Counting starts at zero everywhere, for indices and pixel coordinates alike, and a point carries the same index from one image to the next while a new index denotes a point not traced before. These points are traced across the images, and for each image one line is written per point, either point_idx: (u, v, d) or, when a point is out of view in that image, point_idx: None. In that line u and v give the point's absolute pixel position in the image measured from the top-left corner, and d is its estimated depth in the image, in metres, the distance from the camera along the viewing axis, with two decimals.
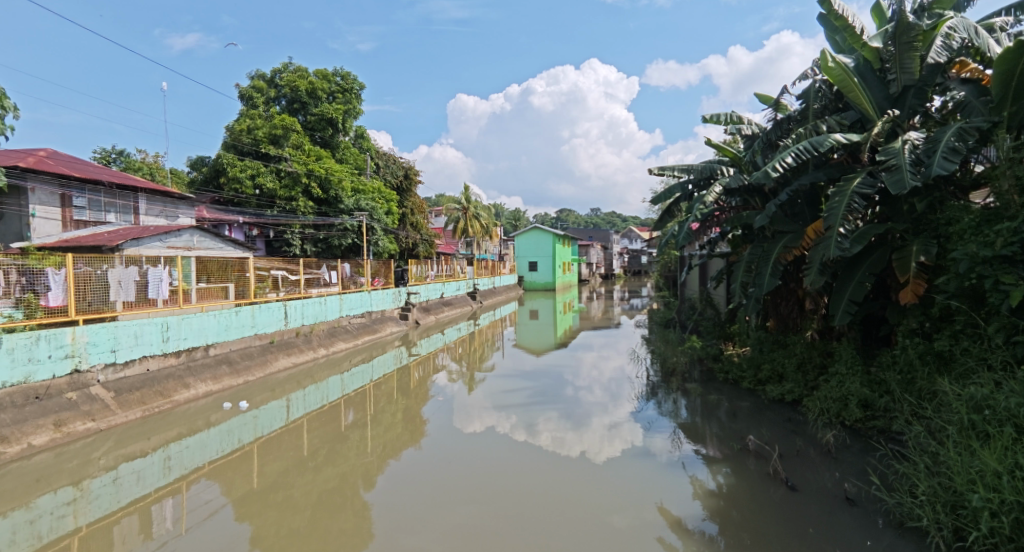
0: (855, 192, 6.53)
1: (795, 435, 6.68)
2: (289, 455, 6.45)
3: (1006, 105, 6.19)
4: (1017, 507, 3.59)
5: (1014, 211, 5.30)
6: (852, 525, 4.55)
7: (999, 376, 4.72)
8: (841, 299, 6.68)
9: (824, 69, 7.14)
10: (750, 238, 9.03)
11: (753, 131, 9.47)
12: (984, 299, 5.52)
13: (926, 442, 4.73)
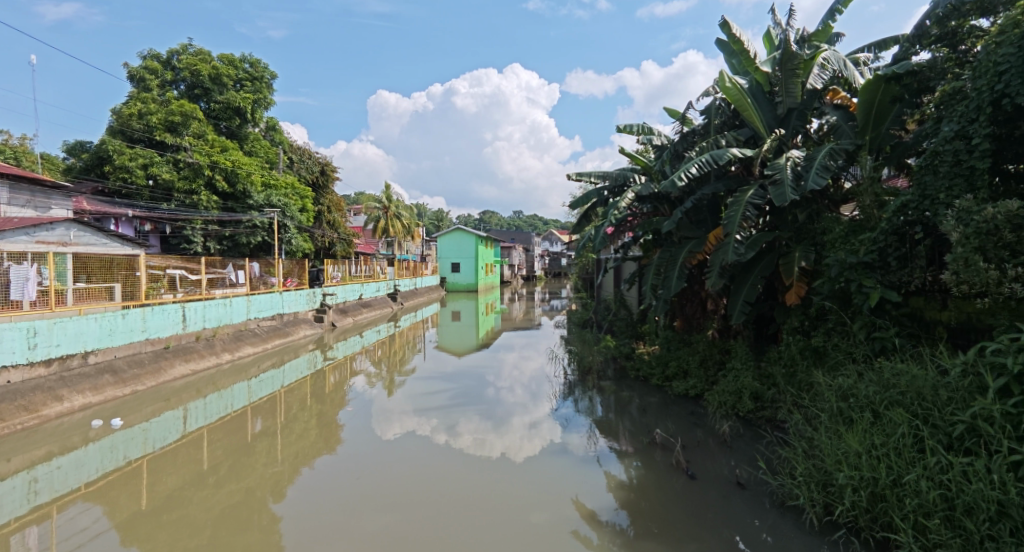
0: (749, 202, 7.15)
1: (696, 426, 7.21)
2: (183, 471, 6.05)
3: (868, 130, 7.28)
4: (872, 482, 4.17)
5: (874, 223, 6.18)
6: (743, 507, 5.00)
7: (862, 369, 5.39)
8: (738, 300, 7.32)
9: (722, 88, 7.82)
10: (660, 242, 9.63)
11: (663, 142, 10.11)
12: (850, 300, 6.27)
13: (804, 429, 5.30)
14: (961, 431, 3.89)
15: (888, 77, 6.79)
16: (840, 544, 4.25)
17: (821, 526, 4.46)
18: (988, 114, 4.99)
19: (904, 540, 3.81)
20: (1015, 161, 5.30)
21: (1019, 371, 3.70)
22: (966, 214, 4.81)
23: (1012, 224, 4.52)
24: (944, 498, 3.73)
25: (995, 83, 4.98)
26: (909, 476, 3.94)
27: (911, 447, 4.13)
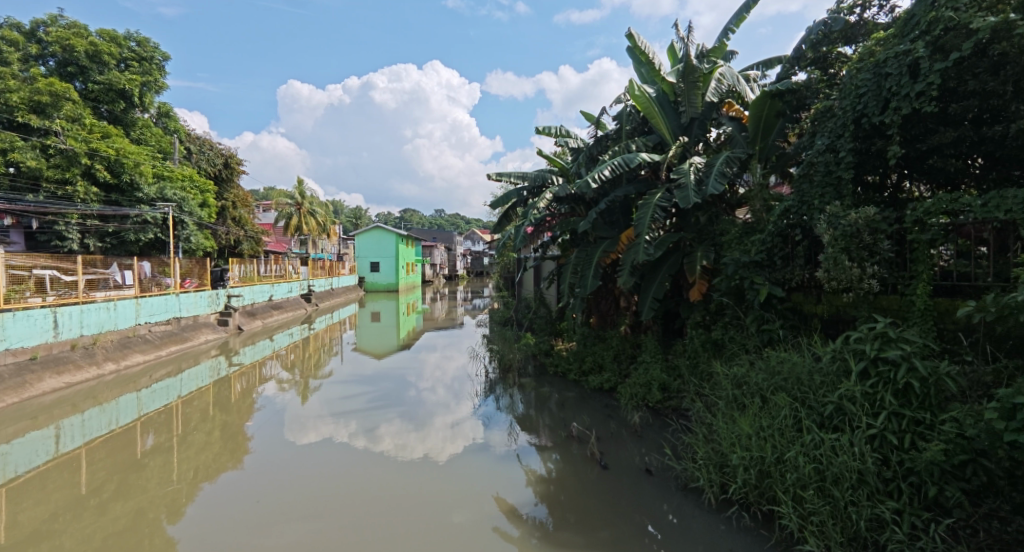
0: (657, 205, 7.61)
1: (610, 418, 7.60)
2: (54, 499, 5.52)
3: (758, 140, 7.80)
4: (760, 461, 4.60)
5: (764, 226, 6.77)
6: (651, 493, 5.34)
7: (753, 358, 5.94)
8: (647, 297, 7.79)
9: (632, 96, 8.28)
10: (577, 242, 10.01)
11: (578, 145, 10.51)
12: (744, 297, 6.87)
13: (704, 415, 5.74)
14: (830, 410, 4.39)
15: (773, 93, 7.35)
16: (734, 519, 4.64)
17: (718, 503, 4.86)
18: (852, 131, 5.68)
19: (786, 512, 4.23)
20: (874, 172, 6.00)
21: (876, 357, 4.25)
22: (834, 219, 5.43)
23: (872, 228, 5.18)
24: (818, 472, 4.18)
25: (858, 103, 5.66)
26: (789, 453, 4.37)
27: (791, 427, 4.61)
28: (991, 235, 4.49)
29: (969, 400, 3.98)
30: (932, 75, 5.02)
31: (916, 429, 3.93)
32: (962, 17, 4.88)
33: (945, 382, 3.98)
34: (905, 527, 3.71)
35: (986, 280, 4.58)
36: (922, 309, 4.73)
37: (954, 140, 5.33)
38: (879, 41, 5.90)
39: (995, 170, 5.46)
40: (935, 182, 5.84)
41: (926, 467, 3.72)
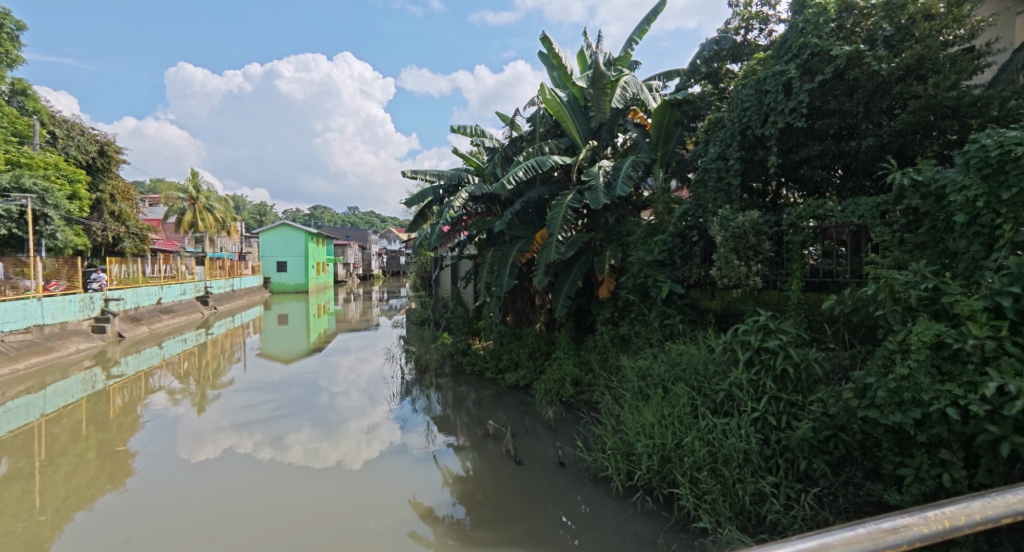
0: (568, 206, 7.88)
1: (525, 414, 7.77)
2: None
3: (659, 147, 8.27)
4: (663, 446, 4.90)
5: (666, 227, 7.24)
6: (564, 485, 5.53)
7: (657, 351, 6.33)
8: (560, 295, 8.04)
9: (544, 98, 8.46)
10: (493, 242, 10.11)
11: (494, 145, 10.63)
12: (648, 294, 7.29)
13: (612, 407, 6.04)
14: (722, 396, 4.80)
15: (672, 103, 7.86)
16: (638, 504, 4.89)
17: (624, 490, 5.09)
18: (739, 141, 6.24)
19: (683, 493, 4.53)
20: (758, 180, 6.61)
21: (760, 347, 4.71)
22: (725, 221, 5.92)
23: (756, 231, 5.70)
24: (711, 454, 4.55)
25: (743, 116, 6.23)
26: (687, 439, 4.72)
27: (689, 414, 4.97)
28: (849, 237, 5.09)
29: (833, 382, 4.49)
30: (802, 94, 5.66)
31: (791, 410, 4.39)
32: (824, 44, 5.57)
33: (814, 367, 4.48)
34: (781, 498, 4.10)
35: (845, 276, 5.16)
36: (796, 303, 5.31)
37: (820, 153, 5.98)
38: (760, 61, 6.51)
39: (853, 180, 6.12)
40: (805, 190, 6.54)
41: (798, 444, 4.15)
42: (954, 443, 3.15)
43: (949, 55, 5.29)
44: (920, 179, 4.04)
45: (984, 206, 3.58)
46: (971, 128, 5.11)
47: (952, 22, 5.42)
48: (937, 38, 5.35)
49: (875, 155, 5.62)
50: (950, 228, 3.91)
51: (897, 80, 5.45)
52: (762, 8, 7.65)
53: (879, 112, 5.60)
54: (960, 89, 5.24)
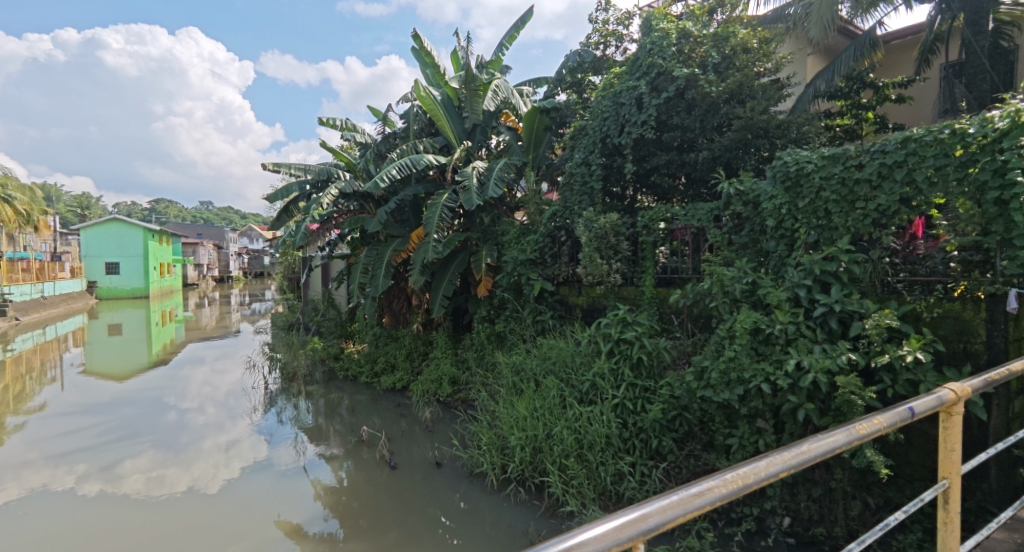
0: (444, 206, 7.84)
1: (401, 417, 7.63)
2: None
3: (530, 151, 8.48)
4: (535, 437, 5.12)
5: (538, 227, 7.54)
6: (441, 483, 5.55)
7: (530, 347, 6.60)
8: (437, 295, 8.03)
9: (417, 95, 8.27)
10: (366, 241, 9.79)
11: (366, 140, 10.27)
12: (522, 292, 7.52)
13: (488, 403, 6.20)
14: (587, 386, 5.15)
15: (541, 108, 8.20)
16: (511, 496, 5.02)
17: (498, 483, 5.20)
18: (599, 148, 6.75)
19: (553, 480, 4.75)
20: (617, 185, 7.21)
21: (621, 340, 5.17)
22: (590, 223, 6.34)
23: (615, 232, 6.23)
24: (577, 441, 4.83)
25: (603, 125, 6.77)
26: (556, 429, 4.99)
27: (559, 405, 5.26)
28: (690, 239, 5.59)
29: (679, 366, 5.00)
30: (651, 108, 6.28)
31: (644, 394, 4.82)
32: (667, 65, 6.22)
33: (663, 355, 4.97)
34: (637, 475, 4.45)
35: (688, 273, 5.65)
36: (650, 297, 5.83)
37: (667, 162, 6.69)
38: (615, 75, 7.08)
39: (693, 189, 6.90)
40: (656, 195, 7.23)
41: (651, 425, 4.55)
42: (767, 412, 3.70)
43: (760, 84, 6.23)
44: (741, 189, 4.72)
45: (787, 213, 4.28)
46: (778, 146, 6.04)
47: (762, 56, 6.38)
48: (752, 68, 6.27)
49: (709, 166, 6.40)
50: (764, 231, 4.62)
51: (724, 102, 6.29)
52: (617, 27, 8.32)
53: (711, 128, 6.40)
54: (770, 113, 6.18)
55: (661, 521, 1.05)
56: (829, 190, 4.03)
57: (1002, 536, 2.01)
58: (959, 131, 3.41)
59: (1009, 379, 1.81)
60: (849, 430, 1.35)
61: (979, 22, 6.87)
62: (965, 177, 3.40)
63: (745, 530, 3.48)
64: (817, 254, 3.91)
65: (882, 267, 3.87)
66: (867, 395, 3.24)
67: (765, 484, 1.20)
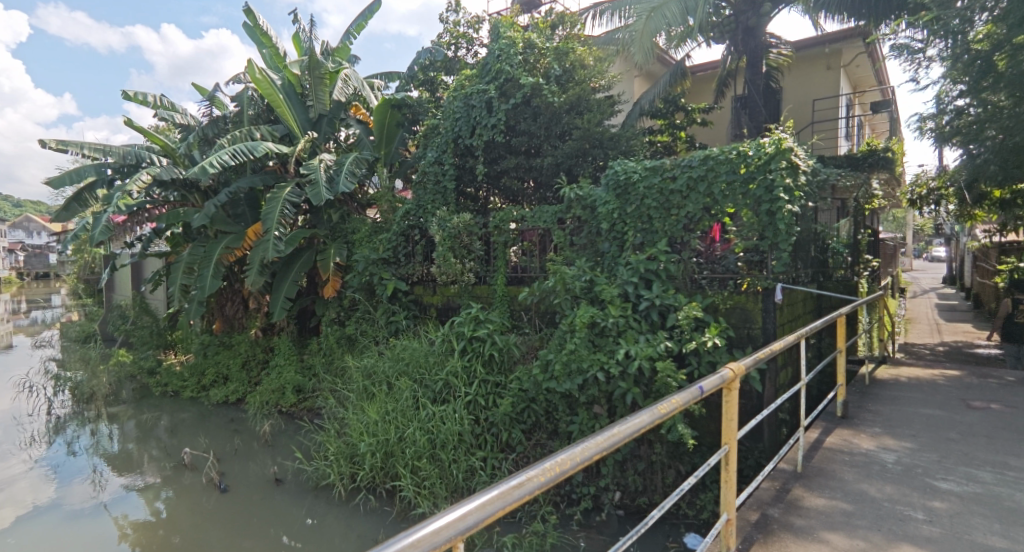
0: (286, 200, 7.29)
1: (234, 432, 6.94)
2: None
3: (383, 146, 8.34)
4: (386, 441, 4.98)
5: (390, 226, 7.38)
6: (283, 501, 5.14)
7: (382, 349, 6.43)
8: (279, 297, 7.49)
9: (252, 77, 7.54)
10: (190, 237, 8.73)
11: (188, 122, 9.02)
12: (374, 292, 7.29)
13: (337, 411, 5.95)
14: (440, 385, 5.19)
15: (392, 103, 8.08)
16: (360, 505, 4.80)
17: (346, 494, 4.96)
18: (451, 148, 6.89)
19: (404, 483, 4.64)
20: (470, 186, 7.36)
21: (473, 338, 5.31)
22: (444, 222, 6.45)
23: (468, 232, 6.38)
24: (430, 441, 4.82)
25: (455, 126, 6.90)
26: (408, 431, 4.93)
27: (412, 407, 5.23)
28: (538, 239, 5.89)
29: (529, 359, 5.20)
30: (500, 112, 6.56)
31: (495, 389, 5.00)
32: (514, 72, 6.51)
33: (512, 350, 5.16)
34: (488, 469, 4.57)
35: (536, 272, 5.94)
36: (501, 295, 6.00)
37: (515, 166, 7.01)
38: (467, 77, 7.22)
39: (540, 192, 7.30)
40: (506, 197, 7.47)
41: (501, 419, 4.70)
42: (602, 398, 4.07)
43: (596, 99, 6.81)
44: (581, 194, 5.12)
45: (617, 218, 4.76)
46: (611, 156, 6.66)
47: (597, 73, 6.97)
48: (588, 83, 6.84)
49: (553, 171, 6.84)
50: (599, 233, 5.08)
51: (565, 112, 6.76)
52: (468, 30, 8.52)
53: (555, 136, 6.84)
54: (603, 126, 6.80)
55: (479, 518, 0.81)
56: (651, 198, 4.55)
57: (768, 485, 2.47)
58: (742, 153, 4.17)
59: (772, 355, 2.20)
60: (652, 411, 1.44)
61: (757, 65, 8.23)
62: (748, 191, 4.16)
63: (583, 509, 3.81)
64: (641, 255, 4.41)
65: (692, 266, 4.48)
66: (680, 377, 3.74)
67: (581, 469, 1.08)
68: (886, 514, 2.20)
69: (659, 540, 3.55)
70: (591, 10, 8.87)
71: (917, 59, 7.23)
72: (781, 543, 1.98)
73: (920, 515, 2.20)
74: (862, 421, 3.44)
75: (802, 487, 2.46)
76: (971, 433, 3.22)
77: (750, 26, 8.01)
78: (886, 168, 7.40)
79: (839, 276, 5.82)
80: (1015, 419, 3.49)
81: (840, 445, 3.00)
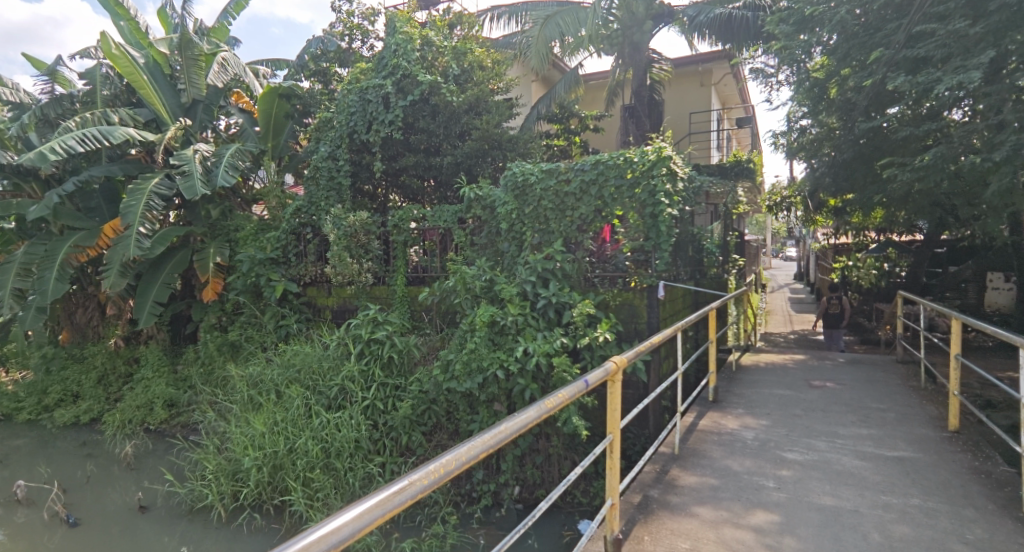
0: (153, 193, 6.60)
1: (88, 456, 6.15)
2: None
3: (270, 138, 7.73)
4: (274, 455, 4.68)
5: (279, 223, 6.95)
6: (148, 527, 4.60)
7: (270, 355, 6.02)
8: (145, 302, 6.78)
9: (106, 52, 6.73)
10: (28, 233, 7.60)
11: (20, 99, 7.88)
12: (262, 295, 6.73)
13: (217, 425, 5.51)
14: (336, 391, 4.97)
15: (279, 92, 7.56)
16: (244, 525, 4.43)
17: (228, 514, 4.58)
18: (347, 143, 6.66)
19: (295, 497, 4.37)
20: (368, 184, 7.14)
21: (369, 341, 5.17)
22: (338, 220, 6.22)
23: (365, 230, 6.18)
24: (323, 451, 4.60)
25: (350, 120, 6.68)
26: (300, 441, 4.66)
27: (303, 416, 4.97)
28: (439, 239, 5.84)
29: (429, 360, 5.16)
30: (397, 109, 6.44)
31: (395, 392, 4.90)
32: (412, 69, 6.43)
33: (413, 351, 5.08)
34: (386, 475, 4.48)
35: (437, 272, 5.88)
36: (401, 296, 5.88)
37: (414, 164, 6.87)
38: (361, 70, 7.00)
39: (440, 191, 7.29)
40: (405, 196, 7.37)
41: (401, 423, 4.60)
42: (502, 395, 4.14)
43: (494, 101, 6.92)
44: (481, 194, 5.17)
45: (516, 219, 4.87)
46: (509, 158, 6.81)
47: (495, 76, 7.10)
48: (486, 85, 6.93)
49: (453, 170, 6.82)
50: (498, 233, 5.16)
51: (464, 112, 6.80)
52: (362, 22, 8.25)
53: (454, 136, 6.85)
54: (501, 128, 6.91)
55: (355, 528, 0.71)
56: (547, 199, 4.72)
57: (649, 468, 2.67)
58: (628, 158, 4.44)
59: (653, 347, 2.36)
60: (541, 405, 1.47)
61: (642, 78, 8.80)
62: (634, 195, 4.44)
63: (483, 506, 3.86)
64: (539, 255, 4.54)
65: (585, 265, 4.69)
66: (574, 371, 3.90)
67: (467, 469, 1.05)
68: (745, 485, 2.47)
69: (555, 529, 3.69)
70: (489, 12, 8.99)
71: (770, 82, 8.12)
72: (659, 521, 2.15)
73: (772, 484, 2.49)
74: (729, 403, 3.82)
75: (678, 467, 2.68)
76: (813, 409, 3.71)
77: (635, 41, 8.60)
78: (749, 177, 8.26)
79: (712, 273, 6.40)
80: (846, 395, 4.06)
81: (711, 426, 3.31)
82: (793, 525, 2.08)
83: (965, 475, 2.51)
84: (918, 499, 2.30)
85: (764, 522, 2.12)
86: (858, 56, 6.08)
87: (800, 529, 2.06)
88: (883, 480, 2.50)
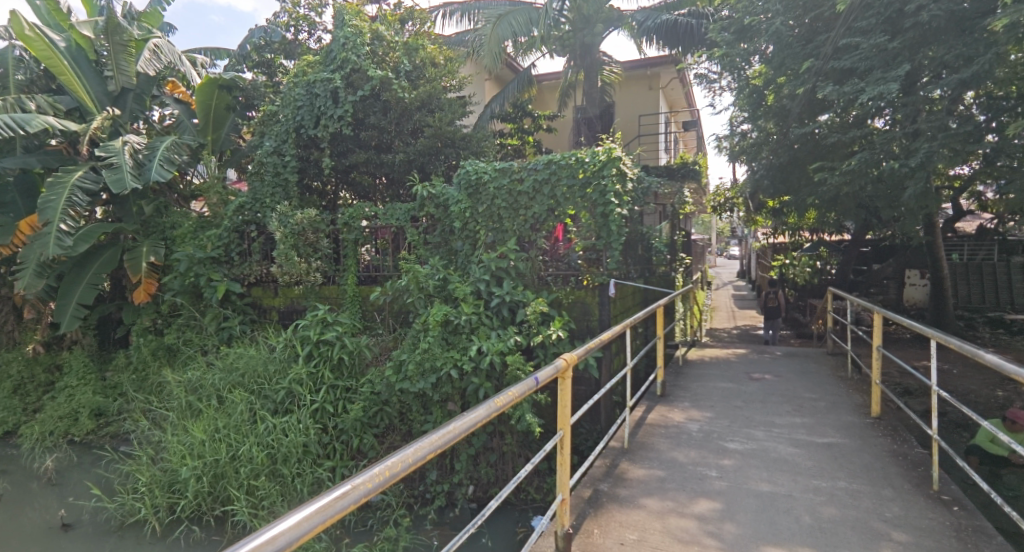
0: (76, 187, 6.18)
1: (3, 472, 5.70)
2: None
3: (209, 131, 7.50)
4: (214, 464, 4.49)
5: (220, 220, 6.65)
6: (71, 546, 4.28)
7: (211, 359, 5.76)
8: (67, 305, 6.35)
9: (21, 34, 6.26)
10: None
11: None
12: (202, 296, 6.36)
13: (152, 433, 5.24)
14: (282, 395, 4.82)
15: (219, 83, 7.32)
16: (180, 538, 4.18)
17: (163, 528, 4.33)
18: (293, 139, 6.46)
19: (237, 506, 4.20)
20: (316, 180, 6.96)
21: (317, 342, 5.04)
22: (284, 217, 6.02)
23: (314, 228, 5.99)
24: (269, 457, 4.44)
25: (297, 115, 6.48)
26: (243, 448, 4.49)
27: (247, 422, 4.79)
28: (392, 237, 5.76)
29: (381, 361, 5.08)
30: (347, 104, 6.31)
31: (345, 394, 4.79)
32: (361, 64, 6.30)
33: (364, 352, 4.98)
34: (335, 480, 4.38)
35: (390, 271, 5.80)
36: (351, 296, 5.75)
37: (365, 161, 6.68)
38: (309, 63, 6.79)
39: (392, 189, 7.16)
40: (356, 193, 7.23)
41: (352, 426, 4.50)
42: (456, 395, 4.13)
43: (447, 98, 6.88)
44: (433, 193, 5.13)
45: (469, 218, 4.87)
46: (462, 156, 6.80)
47: (448, 73, 7.06)
48: (439, 82, 6.88)
49: (405, 168, 6.70)
50: (452, 232, 5.15)
51: (416, 109, 6.72)
52: (309, 13, 7.98)
53: (406, 133, 6.76)
54: (454, 126, 6.87)
55: (294, 536, 0.68)
56: (500, 198, 4.74)
57: (600, 463, 2.73)
58: (579, 159, 4.52)
59: (603, 344, 2.41)
60: (490, 405, 1.47)
61: (593, 79, 8.94)
62: (585, 195, 4.52)
63: (437, 507, 3.84)
64: (493, 254, 4.55)
65: (538, 264, 4.73)
66: (528, 368, 3.93)
67: (413, 470, 1.03)
68: (689, 476, 2.57)
69: (509, 527, 3.72)
70: (441, 8, 8.92)
71: (713, 86, 8.45)
72: (608, 513, 2.20)
73: (714, 473, 2.60)
74: (676, 397, 3.95)
75: (627, 460, 2.76)
76: (753, 400, 3.89)
77: (586, 43, 8.72)
78: (695, 178, 8.54)
79: (661, 271, 6.59)
80: (784, 386, 4.28)
81: (659, 420, 3.41)
82: (733, 512, 2.18)
83: (887, 458, 2.70)
84: (845, 481, 2.45)
85: (706, 510, 2.21)
86: (792, 66, 6.39)
87: (739, 515, 2.16)
88: (814, 465, 2.65)
